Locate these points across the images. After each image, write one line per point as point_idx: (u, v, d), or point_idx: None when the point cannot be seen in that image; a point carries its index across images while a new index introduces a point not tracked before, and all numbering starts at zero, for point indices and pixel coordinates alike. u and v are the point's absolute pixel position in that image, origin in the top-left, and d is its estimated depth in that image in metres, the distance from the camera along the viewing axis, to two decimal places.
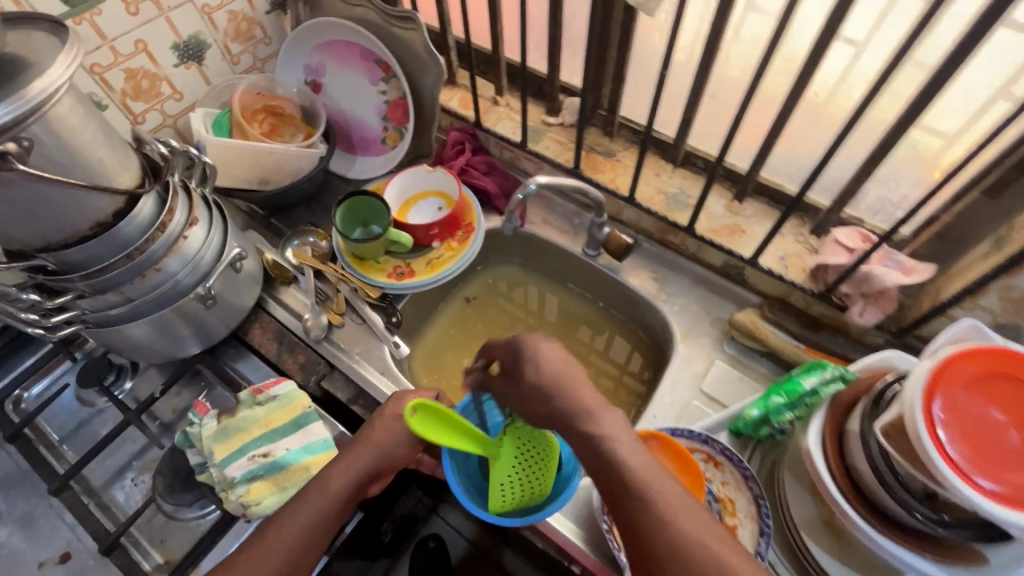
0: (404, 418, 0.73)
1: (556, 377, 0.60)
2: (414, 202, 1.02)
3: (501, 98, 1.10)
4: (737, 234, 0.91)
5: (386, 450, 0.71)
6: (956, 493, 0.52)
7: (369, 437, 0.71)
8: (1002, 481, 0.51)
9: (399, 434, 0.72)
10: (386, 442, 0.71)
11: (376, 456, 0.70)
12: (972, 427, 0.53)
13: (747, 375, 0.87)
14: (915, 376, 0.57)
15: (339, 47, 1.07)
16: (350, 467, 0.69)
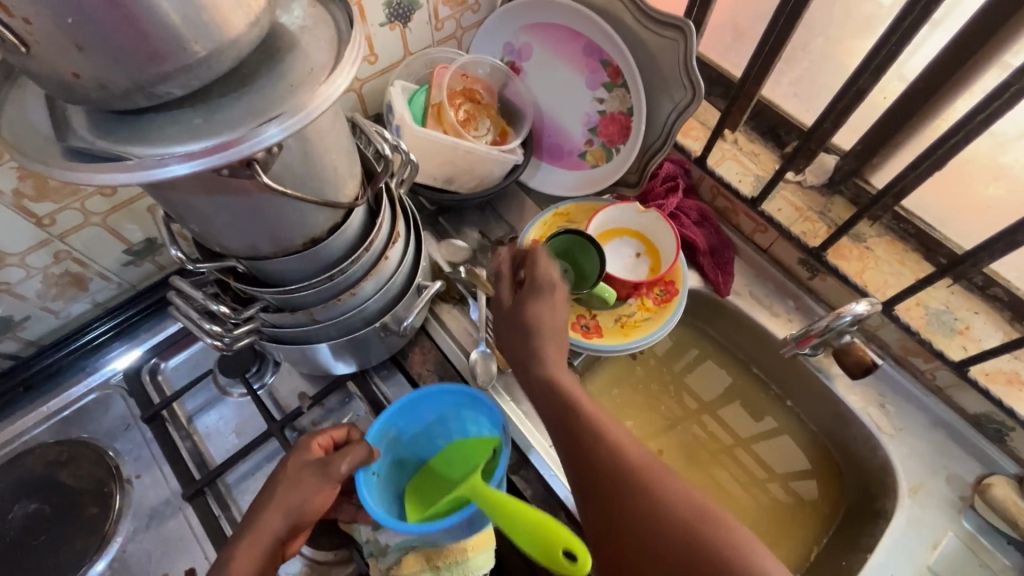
0: (315, 465, 0.59)
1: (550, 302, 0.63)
2: (609, 240, 0.88)
3: (730, 133, 0.92)
4: (1016, 385, 0.73)
5: (300, 508, 0.57)
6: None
7: (269, 500, 0.58)
8: None
9: (306, 488, 0.58)
10: (290, 500, 0.57)
11: (288, 518, 0.57)
12: None
13: (987, 563, 0.71)
14: None
15: (559, 33, 0.89)
16: (254, 545, 0.55)
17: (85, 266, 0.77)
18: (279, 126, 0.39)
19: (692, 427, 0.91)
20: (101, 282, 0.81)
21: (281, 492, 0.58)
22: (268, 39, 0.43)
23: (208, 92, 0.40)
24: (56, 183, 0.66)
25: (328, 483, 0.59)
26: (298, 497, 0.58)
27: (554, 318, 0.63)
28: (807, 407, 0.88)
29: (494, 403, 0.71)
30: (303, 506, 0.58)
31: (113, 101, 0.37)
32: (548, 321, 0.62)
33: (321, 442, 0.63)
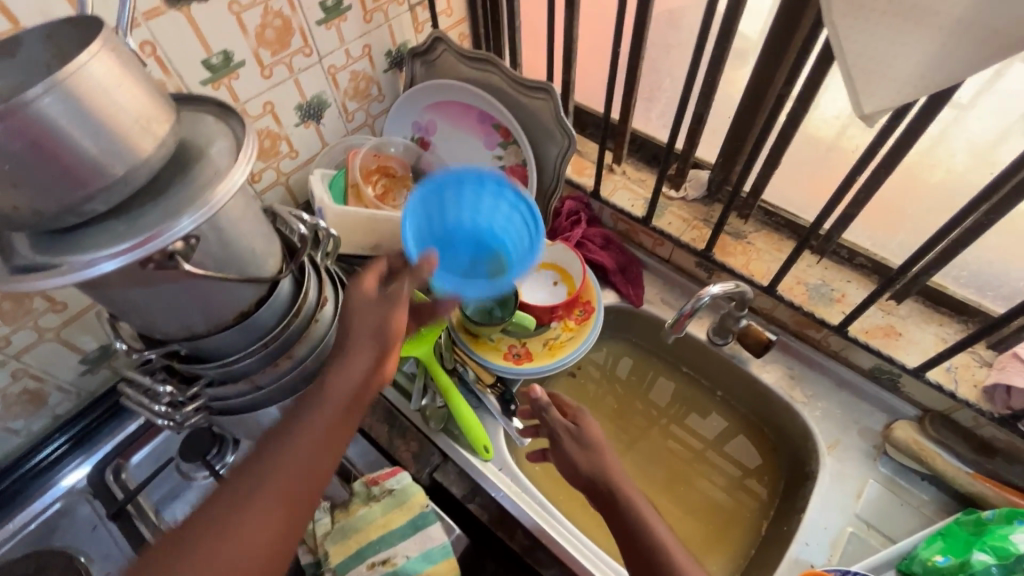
0: (377, 296, 0.61)
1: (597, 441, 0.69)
2: (527, 275, 0.98)
3: (618, 166, 1.05)
4: (893, 337, 0.83)
5: (362, 375, 0.58)
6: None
7: (349, 328, 0.59)
8: None
9: (378, 312, 0.60)
10: (370, 324, 0.59)
11: (346, 411, 0.56)
12: None
13: (907, 501, 0.78)
14: None
15: (455, 108, 1.03)
16: (319, 412, 0.55)
17: (42, 381, 0.82)
18: (191, 218, 0.48)
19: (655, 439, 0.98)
20: (58, 395, 0.86)
21: (356, 317, 0.60)
22: (177, 155, 0.53)
23: (131, 203, 0.49)
24: (8, 306, 0.73)
25: (395, 309, 0.62)
26: (377, 321, 0.60)
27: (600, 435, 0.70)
28: (734, 394, 0.96)
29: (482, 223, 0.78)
30: (382, 328, 0.60)
31: (49, 222, 0.46)
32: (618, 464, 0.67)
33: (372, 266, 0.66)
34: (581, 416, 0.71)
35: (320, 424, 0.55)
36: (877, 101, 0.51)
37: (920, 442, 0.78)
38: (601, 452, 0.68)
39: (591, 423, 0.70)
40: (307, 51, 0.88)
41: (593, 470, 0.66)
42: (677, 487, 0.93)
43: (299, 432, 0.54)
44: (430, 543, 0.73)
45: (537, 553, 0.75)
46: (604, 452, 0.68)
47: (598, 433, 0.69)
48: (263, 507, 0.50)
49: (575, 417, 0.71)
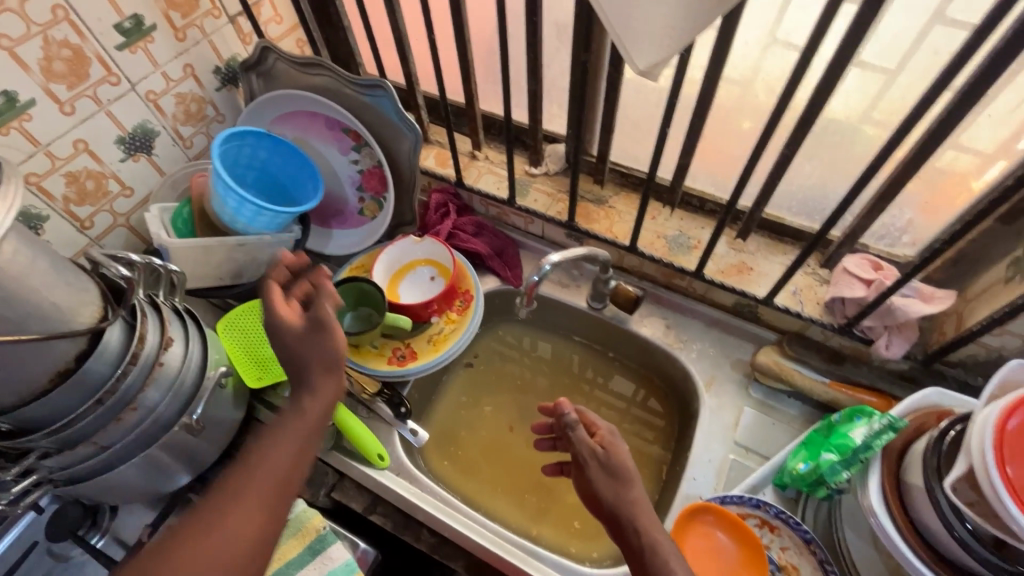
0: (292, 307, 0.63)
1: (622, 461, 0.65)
2: (404, 274, 0.96)
3: (480, 152, 1.05)
4: (746, 272, 0.88)
5: (328, 363, 0.61)
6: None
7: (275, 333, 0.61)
8: None
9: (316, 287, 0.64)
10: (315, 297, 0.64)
11: (314, 405, 0.61)
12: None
13: (779, 419, 0.84)
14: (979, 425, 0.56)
15: (300, 118, 0.98)
16: (278, 447, 0.59)
17: None
18: None
19: None
20: None
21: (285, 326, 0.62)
22: None
23: None
24: None
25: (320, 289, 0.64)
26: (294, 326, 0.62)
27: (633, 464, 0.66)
28: (624, 352, 1.00)
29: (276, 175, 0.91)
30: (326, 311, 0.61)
31: None
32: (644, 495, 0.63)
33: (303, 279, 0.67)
34: (612, 442, 0.67)
35: (281, 451, 0.59)
36: (646, 57, 0.53)
37: (780, 363, 0.84)
38: (614, 478, 0.64)
39: (620, 449, 0.66)
40: (113, 80, 0.81)
41: (614, 496, 0.63)
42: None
43: (247, 486, 0.58)
44: (332, 564, 0.71)
45: (445, 548, 0.76)
46: (630, 480, 0.64)
47: (628, 458, 0.66)
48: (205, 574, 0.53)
49: (604, 440, 0.67)
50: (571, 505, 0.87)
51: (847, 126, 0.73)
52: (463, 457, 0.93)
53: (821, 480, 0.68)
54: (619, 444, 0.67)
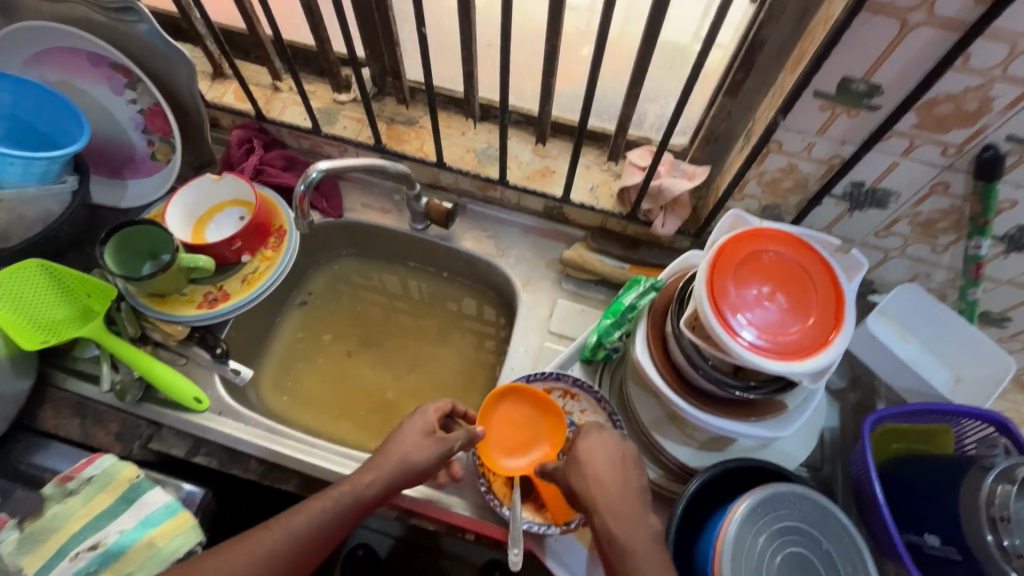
0: (426, 435, 0.68)
1: (598, 455, 0.62)
2: (209, 219, 0.91)
3: (281, 83, 1.00)
4: (548, 175, 0.93)
5: (408, 465, 0.65)
6: (739, 358, 0.61)
7: (388, 452, 0.66)
8: (764, 341, 0.61)
9: (415, 451, 0.66)
10: (400, 458, 0.66)
11: (395, 478, 0.65)
12: (739, 310, 0.61)
13: (590, 307, 0.92)
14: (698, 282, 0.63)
15: (56, 56, 0.87)
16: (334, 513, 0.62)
17: None
18: None
19: (402, 330, 1.02)
20: None
21: (403, 448, 0.66)
22: None
23: None
24: None
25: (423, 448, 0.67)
26: (408, 453, 0.66)
27: (610, 452, 0.63)
28: (457, 271, 1.02)
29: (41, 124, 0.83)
30: (422, 470, 0.66)
31: None
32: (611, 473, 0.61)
33: (461, 428, 0.70)
34: (580, 437, 0.64)
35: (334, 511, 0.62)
36: None
37: (584, 255, 0.91)
38: (575, 472, 0.61)
39: (590, 443, 0.63)
40: None
41: (579, 484, 0.61)
42: (427, 363, 0.99)
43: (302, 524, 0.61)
44: (147, 509, 0.69)
45: (275, 473, 0.77)
46: (597, 459, 0.62)
47: (609, 450, 0.62)
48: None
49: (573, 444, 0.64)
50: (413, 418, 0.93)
51: None
52: (302, 391, 0.94)
53: (600, 343, 0.78)
54: (595, 436, 0.64)
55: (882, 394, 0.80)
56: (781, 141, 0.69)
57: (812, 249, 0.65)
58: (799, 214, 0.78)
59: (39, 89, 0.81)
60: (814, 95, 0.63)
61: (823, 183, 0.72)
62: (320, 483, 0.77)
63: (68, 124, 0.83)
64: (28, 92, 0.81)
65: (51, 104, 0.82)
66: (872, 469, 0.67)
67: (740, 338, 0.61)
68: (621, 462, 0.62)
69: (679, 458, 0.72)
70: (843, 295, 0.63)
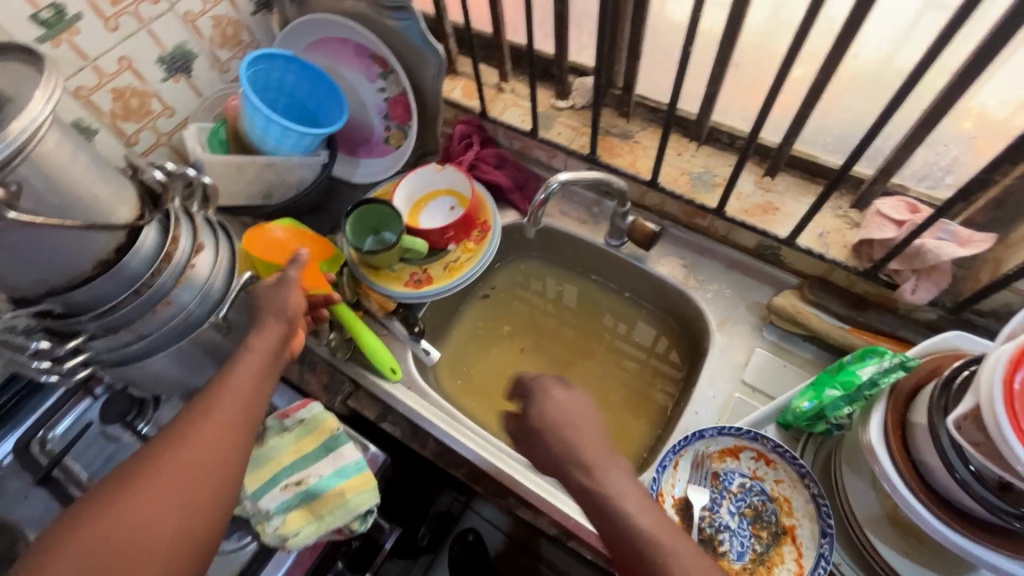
0: (266, 285, 0.68)
1: (569, 421, 0.59)
2: (424, 204, 0.97)
3: (506, 84, 1.04)
4: (771, 212, 0.85)
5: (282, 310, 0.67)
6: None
7: (259, 312, 0.66)
8: None
9: (281, 295, 0.67)
10: (277, 303, 0.67)
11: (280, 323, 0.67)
12: None
13: (792, 363, 0.82)
14: (986, 381, 0.52)
15: (330, 44, 0.99)
16: (238, 377, 0.60)
17: None
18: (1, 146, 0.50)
19: (574, 342, 1.01)
20: None
21: (263, 302, 0.67)
22: None
23: None
24: None
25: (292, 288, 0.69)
26: (275, 305, 0.67)
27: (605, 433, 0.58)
28: (641, 292, 0.99)
29: (311, 102, 0.95)
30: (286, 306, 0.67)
31: None
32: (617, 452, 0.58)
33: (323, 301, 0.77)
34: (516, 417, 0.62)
35: (236, 396, 0.59)
36: None
37: (798, 306, 0.82)
38: (552, 436, 0.58)
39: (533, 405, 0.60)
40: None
41: (557, 454, 0.57)
42: (591, 381, 0.97)
43: (208, 409, 0.57)
44: (344, 461, 0.76)
45: (448, 456, 0.80)
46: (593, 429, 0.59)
47: (570, 415, 0.59)
48: (191, 471, 0.54)
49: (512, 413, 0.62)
50: None
51: (888, 58, 0.68)
52: (474, 382, 0.98)
53: (821, 415, 0.69)
54: (553, 401, 0.60)
55: None
56: None
57: None
58: None
59: (316, 71, 0.93)
60: None
61: None
62: (488, 478, 0.79)
63: (332, 105, 0.95)
64: (308, 74, 0.93)
65: (322, 86, 0.94)
66: None
67: None
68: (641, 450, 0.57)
69: (899, 571, 0.62)
70: None
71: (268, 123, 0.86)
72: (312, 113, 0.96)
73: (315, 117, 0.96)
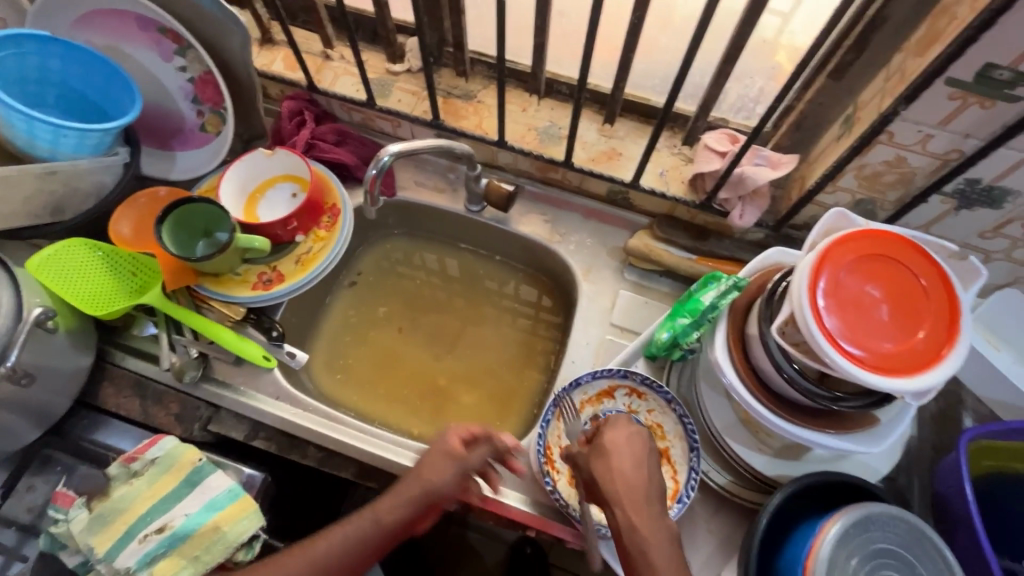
0: (454, 460, 0.65)
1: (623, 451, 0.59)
2: (262, 194, 0.88)
3: (331, 50, 0.95)
4: (615, 158, 0.88)
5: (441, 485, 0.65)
6: (830, 364, 0.56)
7: (416, 475, 0.65)
8: (862, 348, 0.56)
9: (441, 471, 0.65)
10: (432, 480, 0.65)
11: (418, 502, 0.64)
12: (837, 316, 0.57)
13: (653, 298, 0.87)
14: (793, 284, 0.59)
15: (102, 18, 0.82)
16: (346, 539, 0.64)
17: None
18: None
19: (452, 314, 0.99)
20: None
21: (425, 472, 0.65)
22: None
23: None
24: None
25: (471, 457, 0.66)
26: (438, 480, 0.65)
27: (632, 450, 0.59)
28: (509, 253, 0.98)
29: (94, 90, 0.80)
30: (442, 489, 0.65)
31: None
32: (639, 480, 0.57)
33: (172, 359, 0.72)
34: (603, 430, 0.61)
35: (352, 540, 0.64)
36: None
37: (650, 244, 0.86)
38: (606, 462, 0.58)
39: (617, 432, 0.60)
40: None
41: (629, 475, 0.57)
42: (475, 349, 0.96)
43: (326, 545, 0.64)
44: (214, 493, 0.68)
45: (333, 460, 0.77)
46: (615, 463, 0.58)
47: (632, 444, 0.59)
48: None
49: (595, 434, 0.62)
50: (463, 406, 0.91)
51: None
52: (355, 375, 0.93)
53: (675, 343, 0.75)
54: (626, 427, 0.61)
55: (969, 406, 0.75)
56: (893, 132, 0.63)
57: (923, 253, 0.59)
58: (898, 209, 0.72)
59: (90, 54, 0.77)
60: (945, 83, 0.56)
61: (932, 178, 0.66)
62: (381, 471, 0.76)
63: (121, 92, 0.79)
64: (81, 57, 0.77)
65: (105, 72, 0.78)
66: (967, 482, 0.63)
67: (840, 345, 0.56)
68: (645, 456, 0.59)
69: (753, 466, 0.69)
70: (959, 306, 0.58)
71: (33, 123, 0.70)
72: (97, 104, 0.80)
73: (103, 110, 0.81)
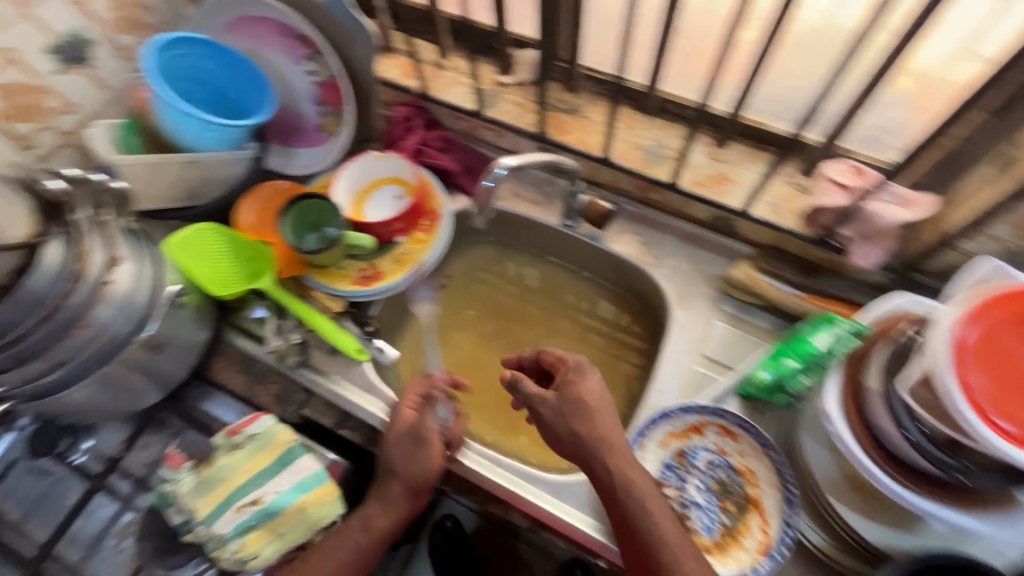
0: (410, 435, 0.72)
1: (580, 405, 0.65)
2: (368, 194, 0.92)
3: (446, 60, 0.98)
4: (723, 183, 0.84)
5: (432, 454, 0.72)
6: (973, 435, 0.50)
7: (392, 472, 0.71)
8: (1017, 424, 0.49)
9: (416, 460, 0.71)
10: (411, 470, 0.70)
11: (407, 492, 0.71)
12: (987, 382, 0.50)
13: (750, 333, 0.83)
14: (934, 340, 0.53)
15: (249, 24, 0.90)
16: (348, 536, 0.69)
17: None
18: None
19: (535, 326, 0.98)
20: None
21: (401, 464, 0.71)
22: None
23: None
24: None
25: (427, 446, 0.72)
26: (414, 467, 0.71)
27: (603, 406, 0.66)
28: (599, 270, 0.97)
29: (232, 88, 0.87)
30: (420, 474, 0.70)
31: None
32: (617, 432, 0.64)
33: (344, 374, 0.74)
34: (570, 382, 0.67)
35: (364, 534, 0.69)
36: None
37: (752, 276, 0.82)
38: (579, 415, 0.65)
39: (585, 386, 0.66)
40: None
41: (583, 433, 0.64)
42: None
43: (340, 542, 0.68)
44: (303, 474, 0.72)
45: None
46: (597, 419, 0.64)
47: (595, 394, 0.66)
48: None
49: (561, 382, 0.67)
50: None
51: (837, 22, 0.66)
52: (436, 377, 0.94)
53: (778, 386, 0.69)
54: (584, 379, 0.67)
55: None
56: None
57: None
58: None
59: (234, 55, 0.84)
60: None
61: None
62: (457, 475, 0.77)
63: (257, 91, 0.86)
64: (226, 58, 0.84)
65: (244, 72, 0.86)
66: None
67: (988, 415, 0.50)
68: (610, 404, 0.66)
69: (860, 532, 0.63)
70: None
71: (186, 116, 0.78)
72: (234, 102, 0.88)
73: (239, 107, 0.88)
